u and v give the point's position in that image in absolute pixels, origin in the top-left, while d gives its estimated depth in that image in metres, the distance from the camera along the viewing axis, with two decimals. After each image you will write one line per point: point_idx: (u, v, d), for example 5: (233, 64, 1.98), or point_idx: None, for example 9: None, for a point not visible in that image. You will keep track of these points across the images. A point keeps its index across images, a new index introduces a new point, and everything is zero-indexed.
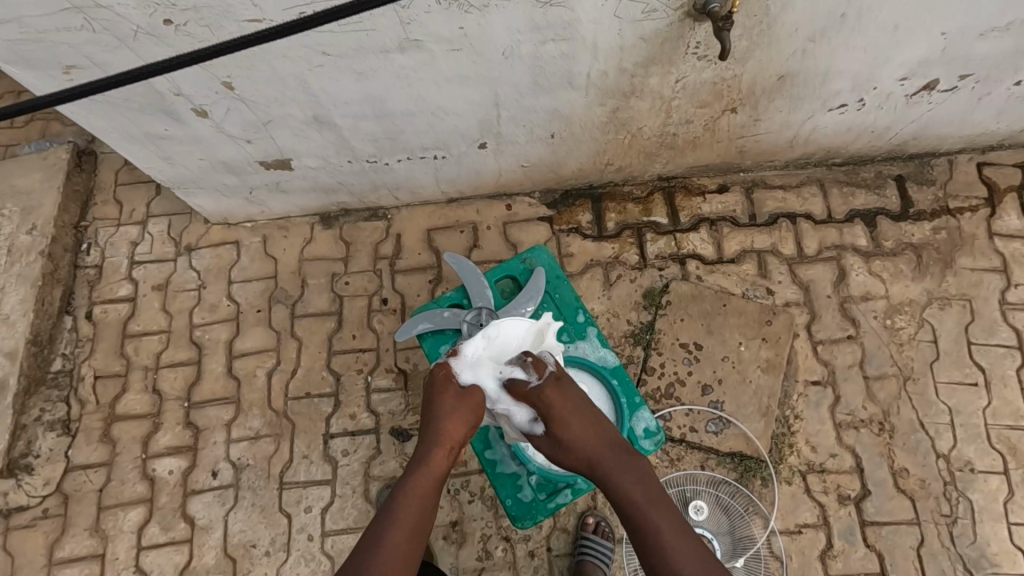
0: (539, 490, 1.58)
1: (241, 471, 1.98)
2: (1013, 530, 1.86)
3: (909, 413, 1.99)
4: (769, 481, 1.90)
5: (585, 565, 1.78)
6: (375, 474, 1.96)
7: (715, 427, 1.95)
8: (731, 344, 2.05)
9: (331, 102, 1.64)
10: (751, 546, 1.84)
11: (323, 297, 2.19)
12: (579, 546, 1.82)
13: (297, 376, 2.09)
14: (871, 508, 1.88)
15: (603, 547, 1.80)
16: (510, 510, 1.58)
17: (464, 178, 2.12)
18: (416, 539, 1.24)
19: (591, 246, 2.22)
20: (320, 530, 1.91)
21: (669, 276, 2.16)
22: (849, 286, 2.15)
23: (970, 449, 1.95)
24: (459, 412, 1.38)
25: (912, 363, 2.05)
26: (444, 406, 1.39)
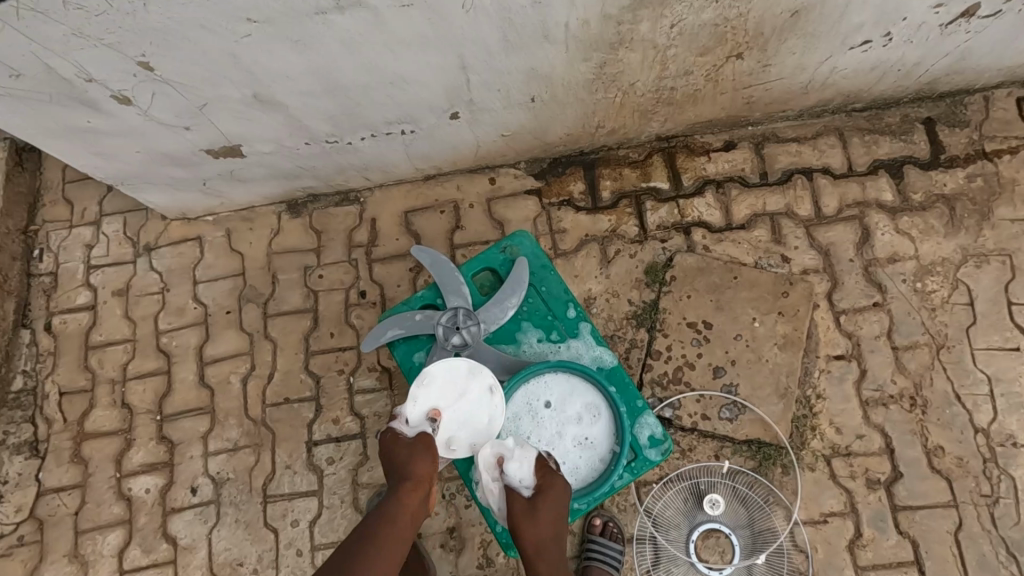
0: None
1: (222, 486, 1.85)
2: None
3: (944, 384, 1.81)
4: (790, 468, 1.74)
5: (592, 570, 1.66)
6: (363, 481, 1.83)
7: (729, 413, 1.78)
8: (744, 320, 1.86)
9: (273, 79, 1.42)
10: (772, 540, 1.70)
11: (296, 292, 2.01)
12: (586, 550, 1.70)
13: (274, 381, 1.94)
14: (903, 491, 1.72)
15: (611, 549, 1.68)
16: (501, 538, 1.36)
17: (439, 153, 1.90)
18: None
19: (585, 219, 2.01)
20: (309, 544, 1.79)
21: (672, 248, 1.96)
22: (874, 248, 1.93)
23: (1012, 421, 1.77)
24: (426, 468, 1.25)
25: (945, 330, 1.86)
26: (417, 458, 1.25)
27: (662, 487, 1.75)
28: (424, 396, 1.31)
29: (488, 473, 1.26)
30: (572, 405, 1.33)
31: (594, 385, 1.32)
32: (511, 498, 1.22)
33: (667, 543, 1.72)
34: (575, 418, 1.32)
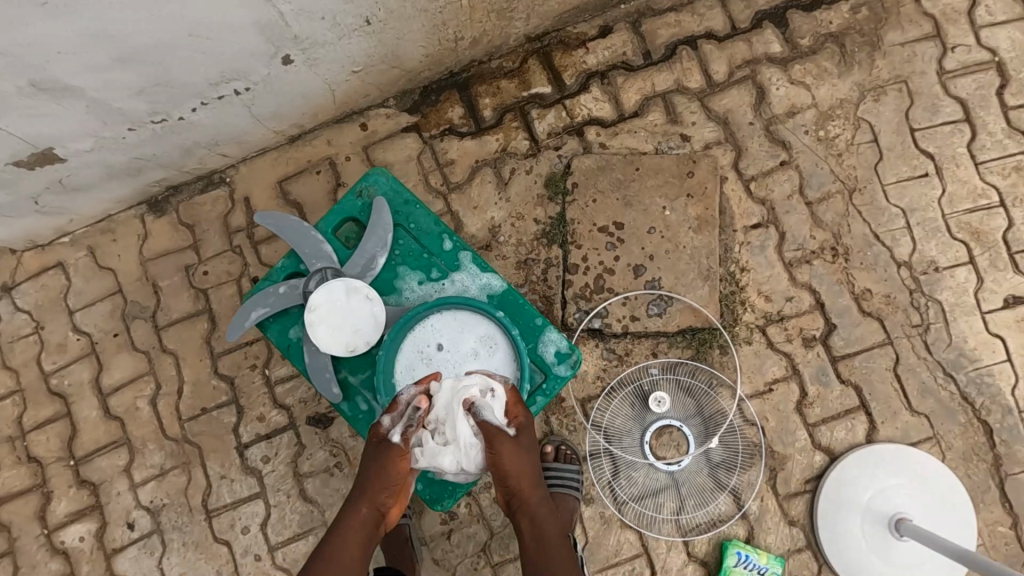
0: None
1: (159, 514, 1.74)
2: (988, 319, 1.70)
3: (862, 227, 1.78)
4: (728, 348, 1.71)
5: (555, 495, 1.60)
6: (306, 471, 1.74)
7: (657, 308, 1.72)
8: (655, 211, 1.77)
9: (41, 58, 1.21)
10: (723, 421, 1.69)
11: (183, 296, 1.84)
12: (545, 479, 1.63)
13: (186, 394, 1.79)
14: (840, 342, 1.72)
15: (570, 471, 1.63)
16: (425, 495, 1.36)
17: (291, 107, 1.70)
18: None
19: (472, 145, 1.86)
20: (266, 546, 1.71)
21: (568, 154, 1.83)
22: (771, 105, 1.85)
23: (932, 247, 1.75)
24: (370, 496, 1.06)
25: (855, 172, 1.81)
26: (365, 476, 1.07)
27: (605, 398, 1.71)
28: (313, 320, 1.13)
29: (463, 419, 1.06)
30: (467, 342, 1.17)
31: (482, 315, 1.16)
32: (496, 437, 1.05)
33: (622, 452, 1.69)
34: (472, 354, 1.16)
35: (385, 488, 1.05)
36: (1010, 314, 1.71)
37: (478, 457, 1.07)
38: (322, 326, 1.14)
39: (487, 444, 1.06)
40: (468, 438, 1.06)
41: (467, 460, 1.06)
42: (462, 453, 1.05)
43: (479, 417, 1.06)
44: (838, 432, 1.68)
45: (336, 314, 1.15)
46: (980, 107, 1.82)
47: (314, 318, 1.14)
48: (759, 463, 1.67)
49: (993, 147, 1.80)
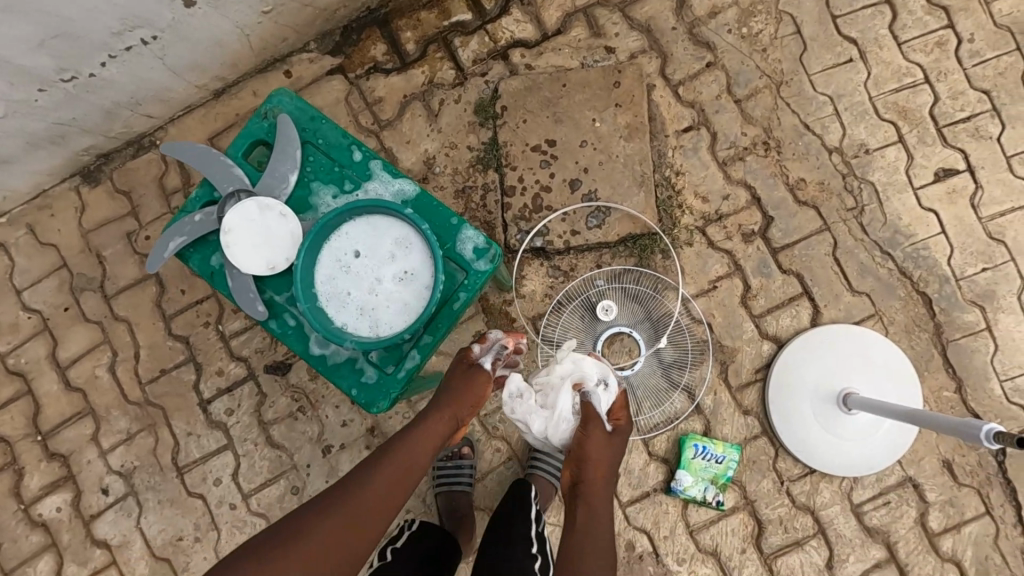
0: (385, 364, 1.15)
1: (132, 476, 1.77)
2: (921, 195, 1.73)
3: (791, 119, 1.79)
4: (669, 251, 1.74)
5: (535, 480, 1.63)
6: (270, 418, 1.76)
7: (596, 220, 1.74)
8: (585, 125, 1.77)
9: None
10: (671, 321, 1.72)
11: (129, 263, 1.84)
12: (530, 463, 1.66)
13: (143, 358, 1.81)
14: (778, 233, 1.74)
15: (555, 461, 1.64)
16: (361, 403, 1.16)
17: (207, 57, 1.68)
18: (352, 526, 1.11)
19: (398, 80, 1.85)
20: (240, 495, 1.74)
21: (495, 78, 1.83)
22: (693, 8, 1.84)
23: (861, 131, 1.77)
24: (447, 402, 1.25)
25: (781, 66, 1.81)
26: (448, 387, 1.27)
27: (555, 313, 1.74)
28: (229, 242, 1.14)
29: (569, 396, 1.28)
30: (382, 245, 1.12)
31: (392, 215, 1.11)
32: (595, 419, 1.24)
33: None
34: (389, 257, 1.12)
35: (473, 395, 1.26)
36: (941, 187, 1.73)
37: (565, 431, 1.27)
38: (240, 247, 1.14)
39: (581, 423, 1.25)
40: (564, 409, 1.27)
41: (554, 429, 1.27)
42: (556, 418, 1.26)
43: (585, 398, 1.26)
44: (784, 320, 1.71)
45: (253, 234, 1.14)
46: None
47: (232, 239, 1.14)
48: (709, 358, 1.71)
49: (915, 26, 1.80)
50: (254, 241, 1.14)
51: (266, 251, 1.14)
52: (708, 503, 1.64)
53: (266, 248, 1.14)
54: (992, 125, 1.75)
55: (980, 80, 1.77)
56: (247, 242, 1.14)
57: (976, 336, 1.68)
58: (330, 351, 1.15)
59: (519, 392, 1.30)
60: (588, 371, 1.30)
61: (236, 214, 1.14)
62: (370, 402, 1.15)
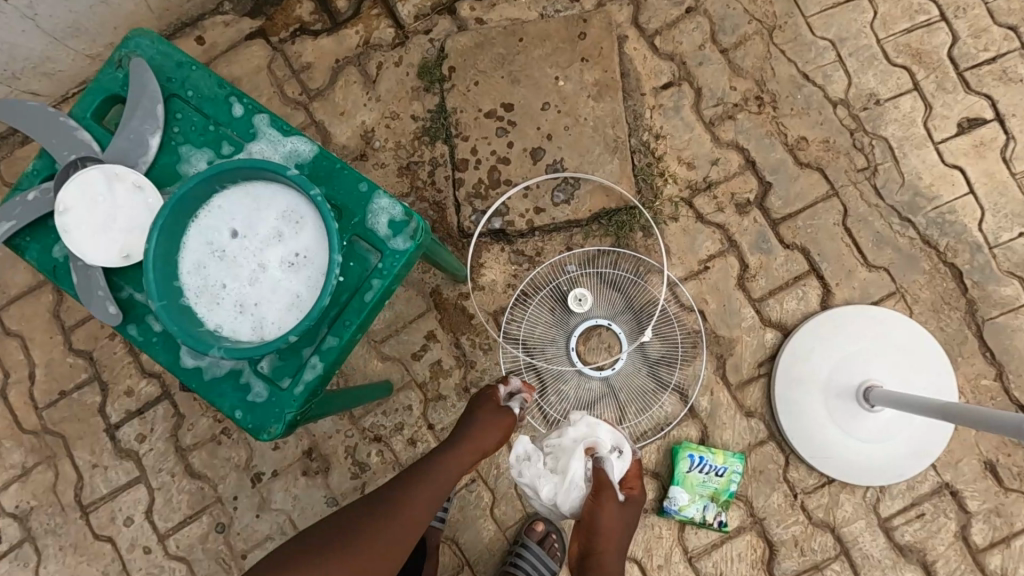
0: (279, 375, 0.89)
1: (29, 519, 1.50)
2: (942, 150, 1.47)
3: (787, 69, 1.53)
4: (650, 228, 1.47)
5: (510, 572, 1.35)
6: (189, 444, 1.49)
7: (563, 195, 1.48)
8: (547, 84, 1.51)
9: None
10: (656, 311, 1.45)
11: (20, 268, 1.57)
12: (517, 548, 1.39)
13: (39, 379, 1.53)
14: (778, 201, 1.48)
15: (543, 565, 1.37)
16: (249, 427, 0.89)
17: (92, 18, 1.41)
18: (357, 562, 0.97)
19: (328, 43, 1.59)
20: (156, 536, 1.47)
21: (440, 36, 1.57)
22: None
23: (869, 79, 1.51)
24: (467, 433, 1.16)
25: (772, 8, 1.55)
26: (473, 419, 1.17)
27: (519, 306, 1.48)
28: (66, 226, 0.86)
29: (580, 462, 1.15)
30: (264, 221, 0.86)
31: (274, 180, 0.85)
32: (606, 486, 1.10)
33: (547, 364, 1.45)
34: (274, 237, 0.85)
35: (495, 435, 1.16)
36: (965, 140, 1.48)
37: (576, 501, 1.13)
38: (81, 231, 0.87)
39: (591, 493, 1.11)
40: (574, 473, 1.14)
41: (564, 498, 1.13)
42: (564, 487, 1.13)
43: (596, 463, 1.13)
44: (789, 304, 1.45)
45: (99, 214, 0.87)
46: None
47: (70, 222, 0.87)
48: (702, 352, 1.44)
49: None
50: (100, 223, 0.87)
51: (117, 235, 0.88)
52: (709, 524, 1.38)
53: (116, 231, 0.87)
54: (1022, 65, 1.50)
55: (1006, 14, 1.51)
56: (90, 225, 0.87)
57: (1016, 313, 1.42)
58: (207, 361, 0.89)
59: (527, 454, 1.19)
60: (602, 435, 1.18)
61: (74, 189, 0.87)
62: (260, 426, 0.88)
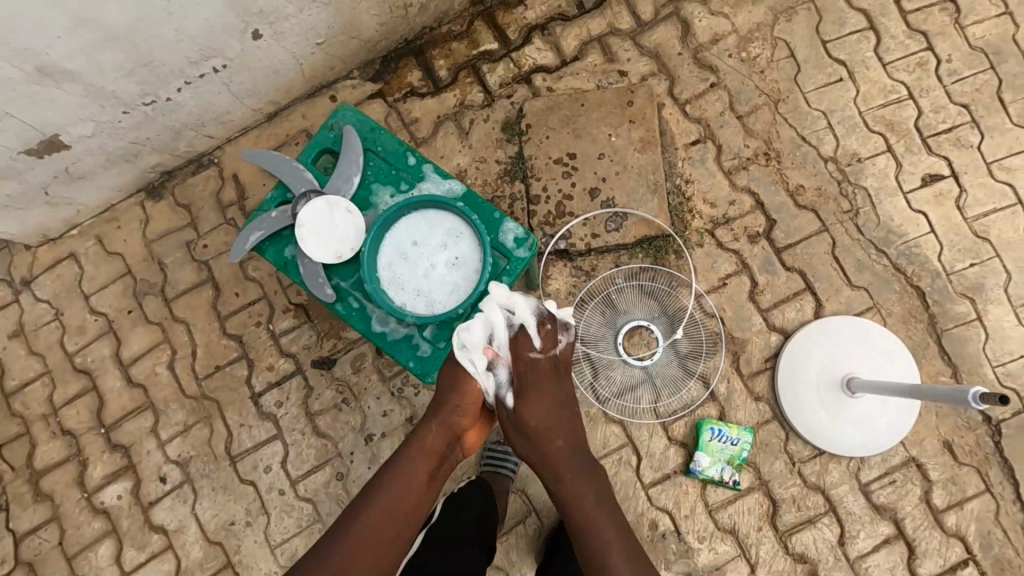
0: (438, 339, 1.32)
1: (188, 465, 1.91)
2: (910, 198, 1.90)
3: (789, 132, 1.97)
4: (682, 252, 1.90)
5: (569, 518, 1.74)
6: (316, 410, 1.91)
7: (615, 225, 1.91)
8: (602, 139, 1.97)
9: (40, 41, 1.37)
10: (686, 315, 1.87)
11: (188, 269, 2.02)
12: None
13: (200, 355, 1.97)
14: (781, 235, 1.91)
15: None
16: (416, 373, 1.32)
17: (265, 82, 1.89)
18: (376, 545, 1.15)
19: (432, 103, 2.05)
20: (288, 481, 1.88)
21: (519, 100, 2.03)
22: (696, 35, 2.05)
23: (853, 141, 1.95)
24: (451, 397, 1.24)
25: (777, 85, 2.01)
26: (441, 392, 1.25)
27: (578, 309, 1.89)
28: (302, 236, 1.31)
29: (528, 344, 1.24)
30: (434, 236, 1.31)
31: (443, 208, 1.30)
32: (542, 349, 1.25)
33: (599, 354, 1.86)
34: (441, 246, 1.31)
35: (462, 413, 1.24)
36: (927, 191, 1.91)
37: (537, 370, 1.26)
38: (310, 240, 1.31)
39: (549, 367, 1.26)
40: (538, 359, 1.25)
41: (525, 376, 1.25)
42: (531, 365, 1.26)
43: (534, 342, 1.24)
44: (789, 313, 1.86)
45: (325, 230, 1.32)
46: (881, 15, 2.02)
47: (304, 235, 1.31)
48: (721, 348, 1.85)
49: (897, 49, 2.00)
50: (325, 236, 1.32)
51: (335, 244, 1.32)
52: (725, 482, 1.77)
53: (334, 239, 1.32)
54: (972, 135, 1.93)
55: (960, 95, 1.96)
56: (317, 238, 1.32)
57: (968, 325, 1.83)
58: (389, 328, 1.32)
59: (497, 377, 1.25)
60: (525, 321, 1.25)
61: (306, 213, 1.32)
62: (426, 372, 1.31)
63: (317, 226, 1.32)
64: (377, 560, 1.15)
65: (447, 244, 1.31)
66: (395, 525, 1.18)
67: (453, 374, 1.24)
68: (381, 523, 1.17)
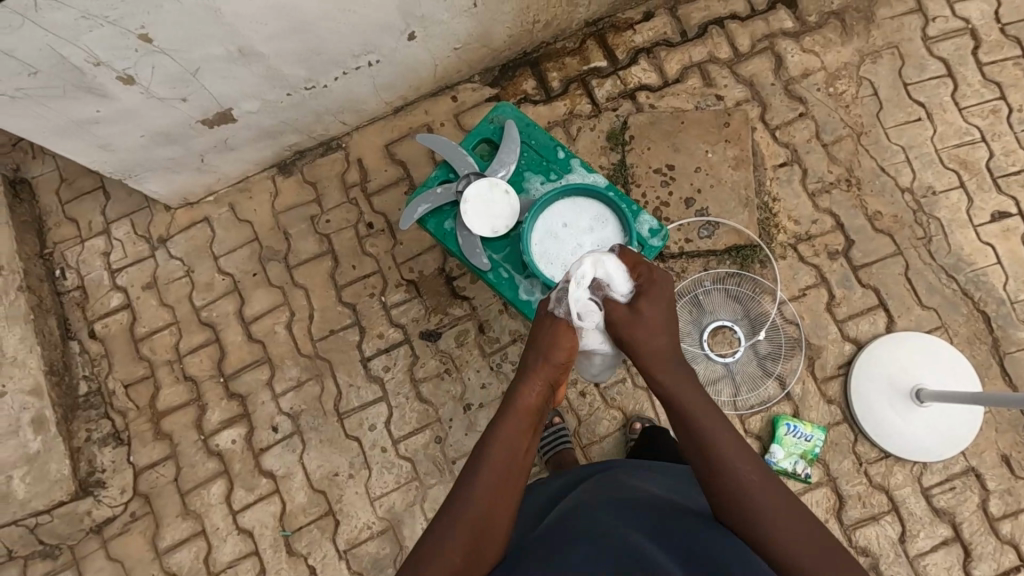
0: None
1: (298, 418, 2.08)
2: (979, 231, 2.08)
3: (869, 162, 2.16)
4: (767, 261, 2.08)
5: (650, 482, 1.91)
6: (420, 377, 2.08)
7: (707, 232, 2.09)
8: (699, 154, 2.16)
9: (250, 27, 1.59)
10: (767, 320, 2.04)
11: (310, 240, 2.20)
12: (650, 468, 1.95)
13: (316, 319, 2.15)
14: (859, 254, 2.08)
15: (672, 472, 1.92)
16: None
17: (403, 78, 2.10)
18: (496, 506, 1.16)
19: (544, 109, 2.25)
20: (390, 440, 2.04)
21: (624, 114, 2.23)
22: (788, 69, 2.25)
23: (928, 175, 2.13)
24: (553, 349, 1.33)
25: (861, 120, 2.20)
26: (538, 343, 1.35)
27: None
28: (465, 209, 1.50)
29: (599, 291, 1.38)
30: (582, 220, 1.52)
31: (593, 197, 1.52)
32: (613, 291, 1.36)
33: (685, 348, 2.03)
34: (588, 229, 1.52)
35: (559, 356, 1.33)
36: (996, 226, 2.08)
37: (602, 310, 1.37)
38: (472, 213, 1.50)
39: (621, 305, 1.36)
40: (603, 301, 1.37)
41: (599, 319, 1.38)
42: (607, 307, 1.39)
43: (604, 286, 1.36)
44: (862, 326, 2.03)
45: (486, 206, 1.51)
46: (959, 64, 2.22)
47: (468, 208, 1.50)
48: (799, 353, 2.02)
49: (973, 96, 2.19)
50: (486, 211, 1.51)
51: (493, 219, 1.51)
52: (797, 475, 1.92)
53: (492, 215, 1.51)
54: None
55: None
56: (479, 212, 1.51)
57: None
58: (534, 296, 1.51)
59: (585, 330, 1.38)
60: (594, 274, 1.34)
61: (470, 190, 1.51)
62: None
63: (480, 202, 1.51)
64: (501, 520, 1.15)
65: (593, 228, 1.52)
66: (507, 481, 1.19)
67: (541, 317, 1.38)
68: (495, 479, 1.18)
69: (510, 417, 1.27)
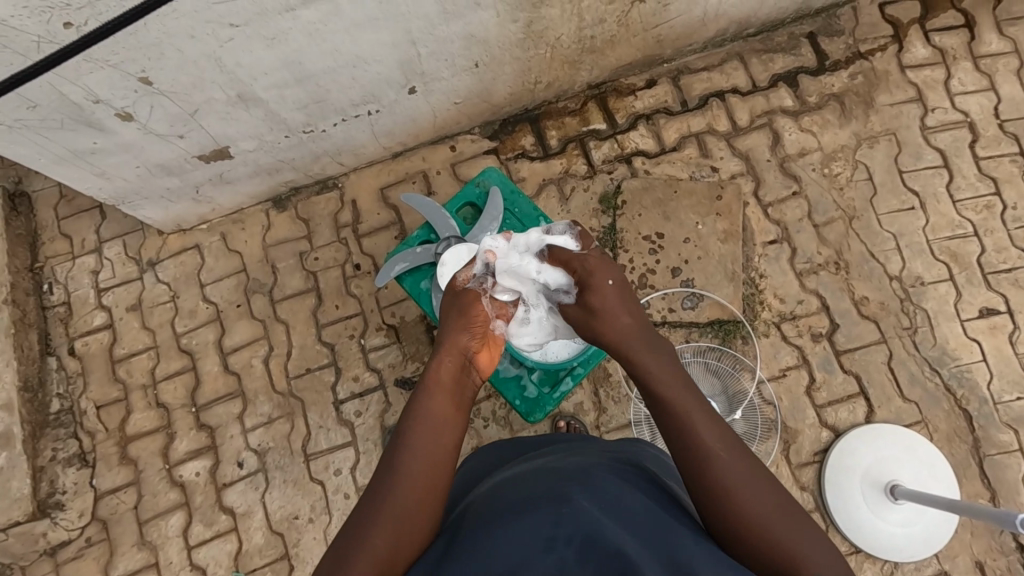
0: None
1: (265, 455, 2.06)
2: (966, 325, 2.06)
3: (859, 246, 2.16)
4: (749, 337, 2.06)
5: None
6: (390, 424, 2.06)
7: (690, 303, 2.09)
8: (689, 225, 2.17)
9: (251, 76, 1.62)
10: (745, 399, 2.01)
11: (296, 276, 2.21)
12: None
13: (294, 356, 2.15)
14: (842, 338, 2.06)
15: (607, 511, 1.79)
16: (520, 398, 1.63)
17: (401, 127, 2.13)
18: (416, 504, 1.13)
19: (540, 166, 2.28)
20: (354, 486, 2.02)
21: (618, 177, 2.25)
22: (785, 146, 2.26)
23: (917, 265, 2.13)
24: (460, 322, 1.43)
25: (854, 203, 2.20)
26: (448, 326, 1.43)
27: None
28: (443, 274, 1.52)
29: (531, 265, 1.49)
30: None
31: None
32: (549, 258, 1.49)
33: None
34: None
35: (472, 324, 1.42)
36: (982, 322, 2.07)
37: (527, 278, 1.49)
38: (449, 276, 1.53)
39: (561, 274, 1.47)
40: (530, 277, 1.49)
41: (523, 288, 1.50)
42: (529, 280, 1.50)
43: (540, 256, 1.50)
44: (841, 414, 2.00)
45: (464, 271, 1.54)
46: (956, 156, 2.23)
47: (446, 271, 1.53)
48: (775, 435, 1.99)
49: (967, 188, 2.20)
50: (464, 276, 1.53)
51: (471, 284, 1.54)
52: None
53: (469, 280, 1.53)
54: None
55: (1021, 241, 2.14)
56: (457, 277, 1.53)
57: (1010, 454, 1.96)
58: None
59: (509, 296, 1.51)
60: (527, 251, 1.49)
61: (450, 256, 1.53)
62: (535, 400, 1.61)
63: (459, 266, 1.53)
64: (422, 522, 1.11)
65: None
66: (426, 473, 1.18)
67: (459, 297, 1.47)
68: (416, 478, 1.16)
69: (425, 404, 1.29)
